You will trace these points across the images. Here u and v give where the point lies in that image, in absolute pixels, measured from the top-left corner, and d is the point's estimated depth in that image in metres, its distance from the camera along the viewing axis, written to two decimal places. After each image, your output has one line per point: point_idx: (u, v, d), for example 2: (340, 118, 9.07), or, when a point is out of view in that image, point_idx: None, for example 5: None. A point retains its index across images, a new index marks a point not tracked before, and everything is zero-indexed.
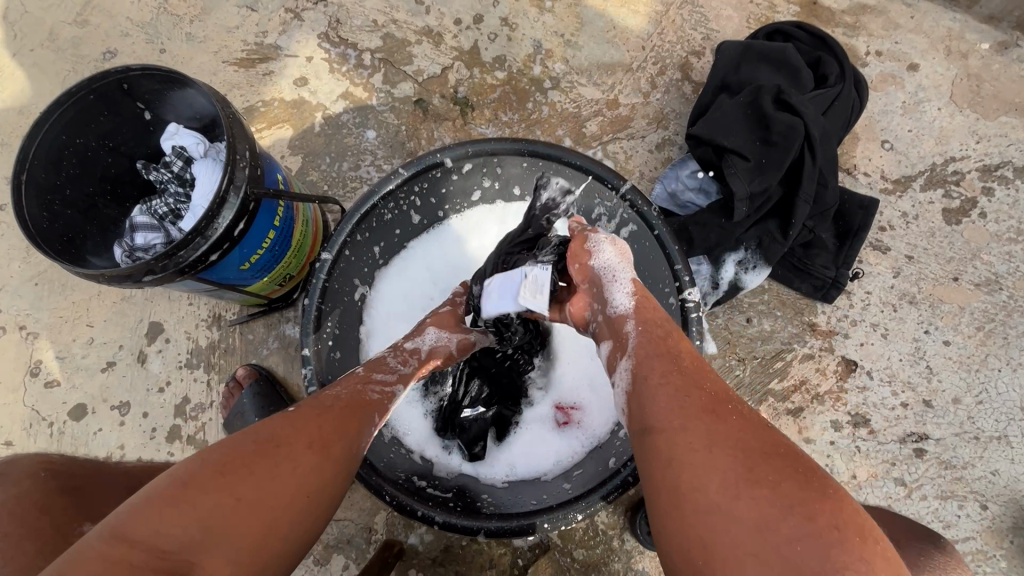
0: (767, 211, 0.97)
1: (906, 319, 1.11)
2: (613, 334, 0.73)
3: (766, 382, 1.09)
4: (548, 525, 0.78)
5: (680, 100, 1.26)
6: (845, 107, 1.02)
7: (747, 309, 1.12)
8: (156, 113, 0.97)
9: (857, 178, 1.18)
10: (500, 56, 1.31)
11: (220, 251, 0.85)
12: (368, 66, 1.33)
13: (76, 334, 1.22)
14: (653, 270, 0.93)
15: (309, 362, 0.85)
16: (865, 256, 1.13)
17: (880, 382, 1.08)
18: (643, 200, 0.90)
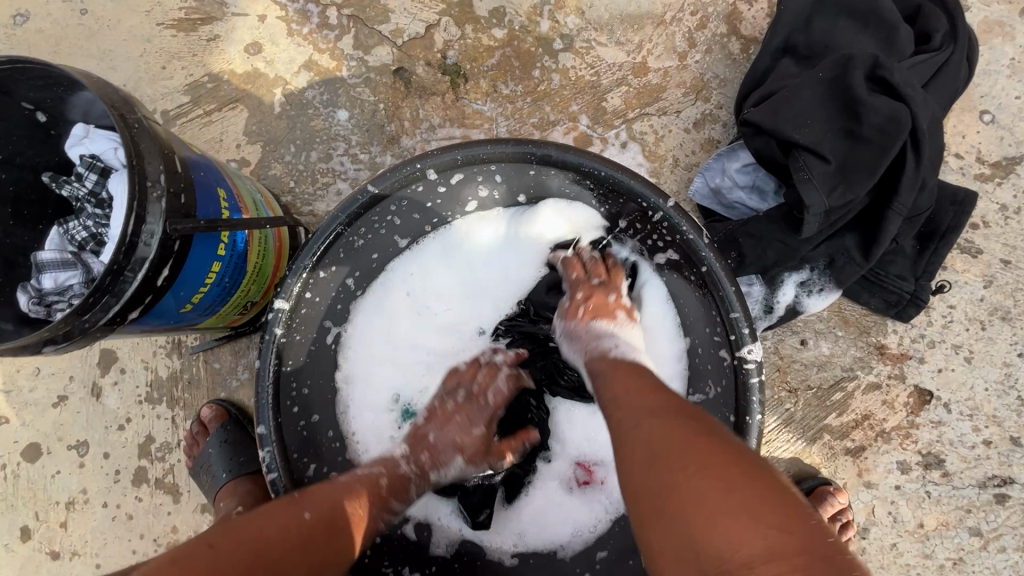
0: (844, 223, 0.75)
1: (997, 339, 0.92)
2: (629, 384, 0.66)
3: (821, 417, 0.92)
4: None
5: (725, 62, 1.00)
6: (952, 79, 0.78)
7: (802, 330, 0.93)
8: (54, 112, 0.76)
9: (947, 161, 0.95)
10: (497, 7, 1.04)
11: (143, 305, 0.66)
12: (336, 25, 1.07)
13: (20, 365, 1.06)
14: (695, 309, 0.72)
15: (266, 442, 0.67)
16: (951, 261, 0.92)
17: (959, 416, 0.91)
18: (687, 220, 0.67)
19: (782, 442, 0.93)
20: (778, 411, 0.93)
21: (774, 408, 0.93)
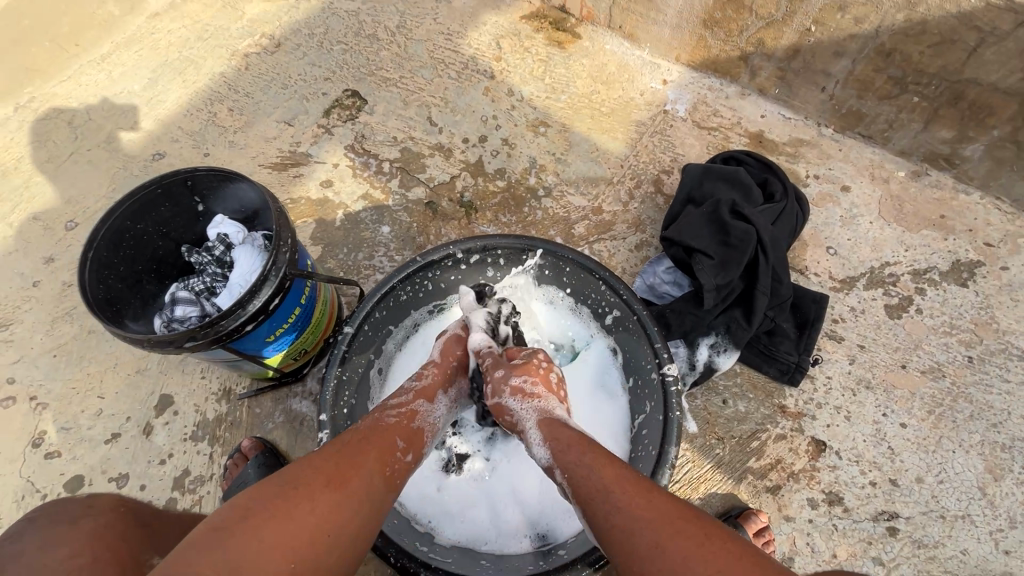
0: (731, 300, 1.14)
1: (865, 403, 1.22)
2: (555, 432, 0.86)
3: (744, 460, 1.17)
4: None
5: (654, 209, 1.47)
6: (790, 218, 1.22)
7: (723, 391, 1.23)
8: (207, 205, 1.12)
9: (809, 277, 1.37)
10: (500, 168, 1.54)
11: (254, 323, 0.96)
12: (387, 173, 1.54)
13: (86, 406, 1.26)
14: (638, 350, 1.05)
15: (325, 427, 0.95)
16: (823, 344, 1.28)
17: (848, 461, 1.17)
18: (626, 288, 1.05)
19: (715, 481, 1.16)
20: (710, 455, 1.17)
21: (707, 451, 1.18)
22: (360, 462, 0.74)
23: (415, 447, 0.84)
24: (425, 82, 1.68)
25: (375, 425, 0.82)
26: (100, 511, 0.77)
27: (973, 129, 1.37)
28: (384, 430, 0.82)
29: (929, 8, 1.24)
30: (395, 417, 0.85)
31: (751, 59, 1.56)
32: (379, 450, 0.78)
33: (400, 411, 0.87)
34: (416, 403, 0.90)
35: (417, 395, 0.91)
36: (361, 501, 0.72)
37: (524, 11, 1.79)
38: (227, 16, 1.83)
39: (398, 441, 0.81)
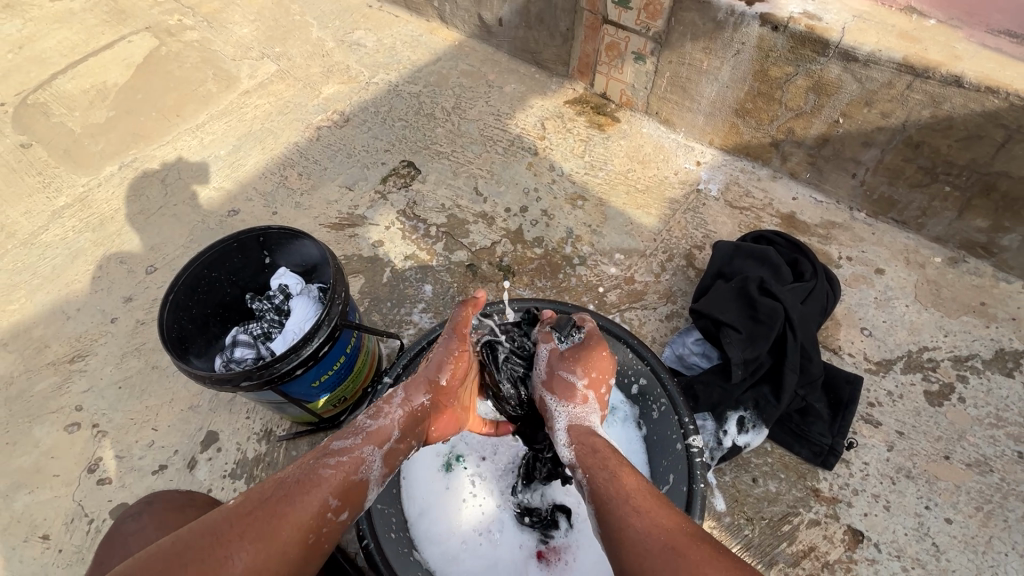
0: (760, 375, 1.17)
1: (906, 493, 1.17)
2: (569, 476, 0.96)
3: (775, 544, 1.13)
4: None
5: (685, 281, 1.52)
6: (820, 298, 1.25)
7: (753, 469, 1.21)
8: (273, 258, 1.24)
9: (843, 357, 1.36)
10: (538, 237, 1.64)
11: (303, 367, 1.04)
12: (433, 236, 1.66)
13: (140, 437, 1.35)
14: (665, 419, 1.07)
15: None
16: (858, 428, 1.25)
17: (889, 555, 1.11)
18: (653, 356, 1.09)
19: (743, 563, 1.12)
20: (739, 536, 1.14)
21: (735, 532, 1.14)
22: (273, 531, 0.75)
23: (350, 503, 0.84)
24: (473, 156, 1.84)
25: (309, 479, 0.82)
26: (198, 504, 1.02)
27: (1009, 220, 1.38)
28: (314, 489, 0.81)
29: (953, 106, 1.30)
30: (331, 471, 0.84)
31: (782, 146, 1.64)
32: (305, 513, 0.79)
33: (341, 462, 0.86)
34: (362, 450, 0.88)
35: (366, 440, 0.89)
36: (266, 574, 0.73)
37: (567, 97, 1.97)
38: (306, 94, 2.09)
39: (331, 500, 0.82)
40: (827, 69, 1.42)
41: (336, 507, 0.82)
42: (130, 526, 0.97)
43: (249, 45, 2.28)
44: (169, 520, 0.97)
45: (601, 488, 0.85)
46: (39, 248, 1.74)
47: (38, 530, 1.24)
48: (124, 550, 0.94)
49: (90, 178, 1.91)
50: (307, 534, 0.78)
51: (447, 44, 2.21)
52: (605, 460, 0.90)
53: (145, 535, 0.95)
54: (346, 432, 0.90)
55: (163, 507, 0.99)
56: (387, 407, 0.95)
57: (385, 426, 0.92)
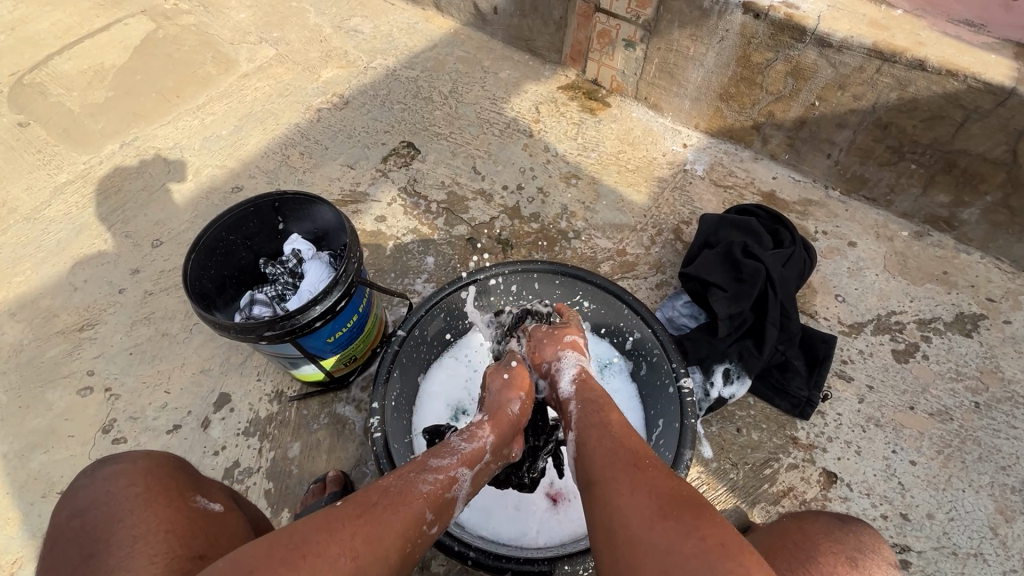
0: (744, 331, 1.28)
1: (875, 439, 1.28)
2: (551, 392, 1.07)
3: (757, 486, 1.23)
4: (568, 567, 0.92)
5: (674, 253, 1.62)
6: (798, 262, 1.35)
7: (737, 420, 1.31)
8: (286, 225, 1.30)
9: (819, 320, 1.47)
10: (535, 213, 1.72)
11: (322, 320, 1.12)
12: (434, 212, 1.73)
13: (153, 399, 1.40)
14: (659, 367, 1.16)
15: (377, 413, 1.09)
16: (833, 383, 1.36)
17: (859, 494, 1.22)
18: (647, 311, 1.18)
19: (728, 503, 1.21)
20: (725, 479, 1.24)
21: (721, 476, 1.24)
22: (380, 539, 0.75)
23: (442, 519, 0.84)
24: (471, 138, 1.91)
25: (410, 489, 0.82)
26: (153, 456, 0.96)
27: (968, 194, 1.50)
28: (416, 502, 0.81)
29: (918, 89, 1.42)
30: (431, 485, 0.85)
31: (763, 128, 1.75)
32: (423, 497, 0.83)
33: (444, 443, 0.94)
34: (457, 471, 0.89)
35: (460, 461, 0.90)
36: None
37: (560, 83, 2.05)
38: (306, 78, 2.14)
39: (428, 515, 0.82)
40: (805, 54, 1.53)
41: (445, 486, 0.88)
42: (80, 478, 0.91)
43: (248, 30, 2.32)
44: (119, 470, 0.91)
45: (586, 419, 0.92)
46: (43, 223, 1.76)
47: (55, 487, 1.29)
48: (74, 501, 0.89)
49: (91, 156, 1.93)
50: (407, 545, 0.78)
51: (443, 31, 2.28)
52: (589, 402, 0.96)
53: (95, 485, 0.89)
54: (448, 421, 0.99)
55: (114, 459, 0.94)
56: (479, 429, 0.97)
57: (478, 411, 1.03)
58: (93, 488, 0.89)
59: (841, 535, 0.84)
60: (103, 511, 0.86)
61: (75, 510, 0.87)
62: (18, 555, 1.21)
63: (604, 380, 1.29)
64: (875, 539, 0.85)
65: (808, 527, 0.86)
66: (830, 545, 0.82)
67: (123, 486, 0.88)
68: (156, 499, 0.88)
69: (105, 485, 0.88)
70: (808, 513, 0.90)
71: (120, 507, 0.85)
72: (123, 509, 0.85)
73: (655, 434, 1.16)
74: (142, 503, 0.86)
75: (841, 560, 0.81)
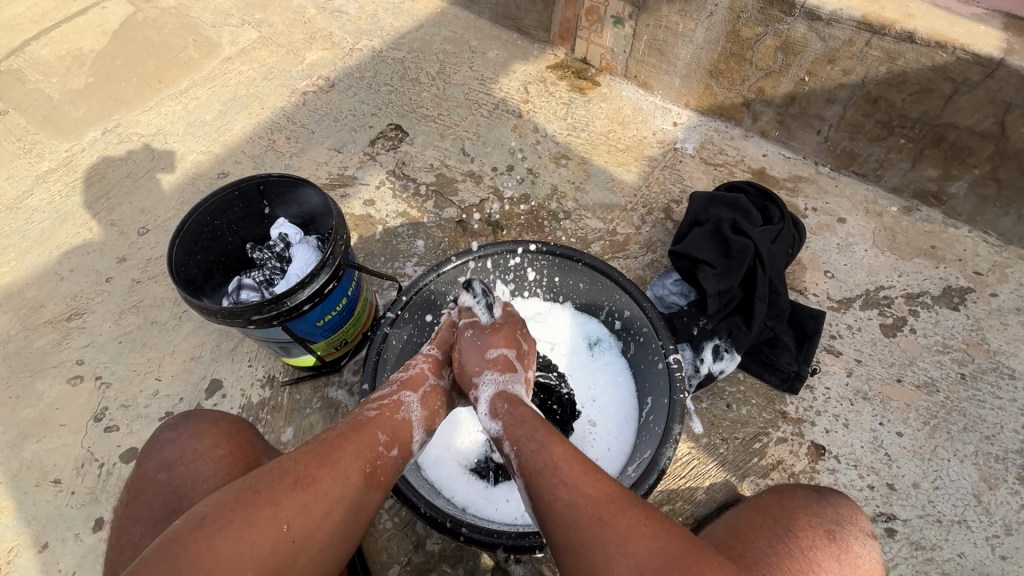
0: (733, 308, 1.29)
1: (862, 412, 1.30)
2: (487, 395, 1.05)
3: (747, 460, 1.24)
4: None
5: (664, 233, 1.61)
6: (787, 238, 1.35)
7: (727, 396, 1.32)
8: (272, 209, 1.29)
9: (808, 296, 1.48)
10: (525, 194, 1.71)
11: (310, 304, 1.12)
12: (423, 195, 1.71)
13: (144, 387, 1.39)
14: (648, 345, 1.17)
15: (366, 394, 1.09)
16: (821, 357, 1.37)
17: (847, 465, 1.24)
18: (636, 289, 1.18)
19: (718, 477, 1.23)
20: (715, 454, 1.25)
21: (711, 451, 1.26)
22: (333, 460, 0.83)
23: (398, 440, 0.93)
24: (459, 119, 1.89)
25: (357, 420, 0.91)
26: (228, 419, 0.94)
27: (957, 168, 1.50)
28: (366, 427, 0.90)
29: (907, 62, 1.41)
30: (377, 411, 0.94)
31: (753, 105, 1.74)
32: (360, 449, 0.87)
33: (384, 404, 0.96)
34: (402, 394, 0.99)
35: (404, 388, 1.00)
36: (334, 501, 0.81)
37: (549, 62, 2.02)
38: (290, 60, 2.10)
39: (381, 437, 0.90)
40: (794, 29, 1.52)
41: (385, 443, 0.90)
42: (168, 433, 0.90)
43: (229, 12, 2.26)
44: (203, 430, 0.90)
45: (533, 464, 0.86)
46: (26, 213, 1.74)
47: (49, 475, 1.29)
48: (161, 454, 0.87)
49: (72, 144, 1.90)
50: (364, 465, 0.86)
51: (429, 11, 2.24)
52: (531, 431, 0.91)
53: (183, 441, 0.88)
54: (387, 384, 1.02)
55: (197, 420, 0.91)
56: (413, 361, 1.08)
57: (417, 374, 1.04)
58: (182, 444, 0.87)
59: (816, 507, 0.88)
60: (188, 471, 0.84)
61: (162, 465, 0.86)
62: (14, 543, 1.22)
63: (594, 358, 1.29)
64: (848, 511, 0.89)
65: (790, 502, 0.88)
66: (807, 519, 0.86)
67: (208, 447, 0.87)
68: (241, 465, 0.86)
69: (194, 444, 0.87)
70: (787, 488, 0.92)
71: (204, 469, 0.84)
72: (205, 470, 0.84)
73: (645, 411, 1.17)
74: (224, 469, 0.85)
75: (820, 532, 0.84)
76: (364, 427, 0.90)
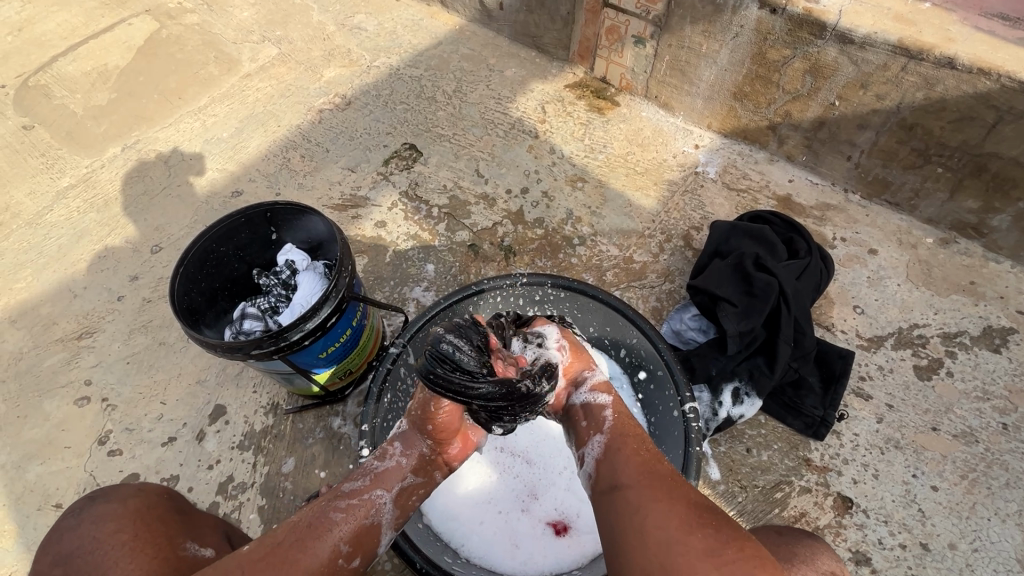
0: (754, 348, 1.24)
1: (894, 462, 1.21)
2: (590, 416, 0.95)
3: (767, 510, 1.17)
4: None
5: (683, 261, 1.55)
6: (814, 274, 1.28)
7: (747, 440, 1.25)
8: (280, 235, 1.27)
9: (836, 334, 1.40)
10: (539, 218, 1.66)
11: (311, 338, 1.09)
12: (435, 217, 1.69)
13: (148, 410, 1.38)
14: (661, 387, 1.13)
15: (365, 437, 1.07)
16: (849, 401, 1.29)
17: (876, 521, 1.15)
18: (651, 327, 1.14)
19: None
20: (733, 503, 1.18)
21: (729, 499, 1.19)
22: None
23: (362, 549, 0.85)
24: (474, 139, 1.86)
25: (320, 524, 0.83)
26: (146, 493, 0.90)
27: (999, 200, 1.41)
28: (326, 533, 0.82)
29: (947, 88, 1.33)
30: (342, 513, 0.86)
31: (779, 129, 1.67)
32: (317, 560, 0.79)
33: (352, 504, 0.87)
34: (373, 493, 0.90)
35: (375, 484, 0.91)
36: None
37: (567, 81, 1.98)
38: (308, 77, 2.10)
39: (343, 546, 0.83)
40: (824, 51, 1.45)
41: (347, 552, 0.83)
42: (68, 520, 0.84)
43: (250, 29, 2.28)
44: (108, 513, 0.84)
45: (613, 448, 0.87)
46: (45, 229, 1.76)
47: (51, 499, 1.29)
48: (58, 547, 0.82)
49: (93, 159, 1.92)
50: None
51: (448, 28, 2.22)
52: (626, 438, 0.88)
53: (83, 529, 0.82)
54: (355, 476, 0.93)
55: (104, 497, 0.86)
56: (390, 448, 0.97)
57: (393, 469, 0.94)
58: (83, 531, 0.82)
59: (769, 544, 0.84)
60: (89, 562, 0.78)
61: (59, 558, 0.80)
62: (14, 568, 1.21)
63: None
64: (806, 549, 0.82)
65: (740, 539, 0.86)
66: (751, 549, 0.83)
67: (111, 532, 0.81)
68: (144, 547, 0.80)
69: (93, 530, 0.81)
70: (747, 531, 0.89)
71: (103, 558, 0.78)
72: (107, 560, 0.78)
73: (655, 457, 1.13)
74: (126, 553, 0.79)
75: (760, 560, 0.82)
76: (325, 528, 0.83)
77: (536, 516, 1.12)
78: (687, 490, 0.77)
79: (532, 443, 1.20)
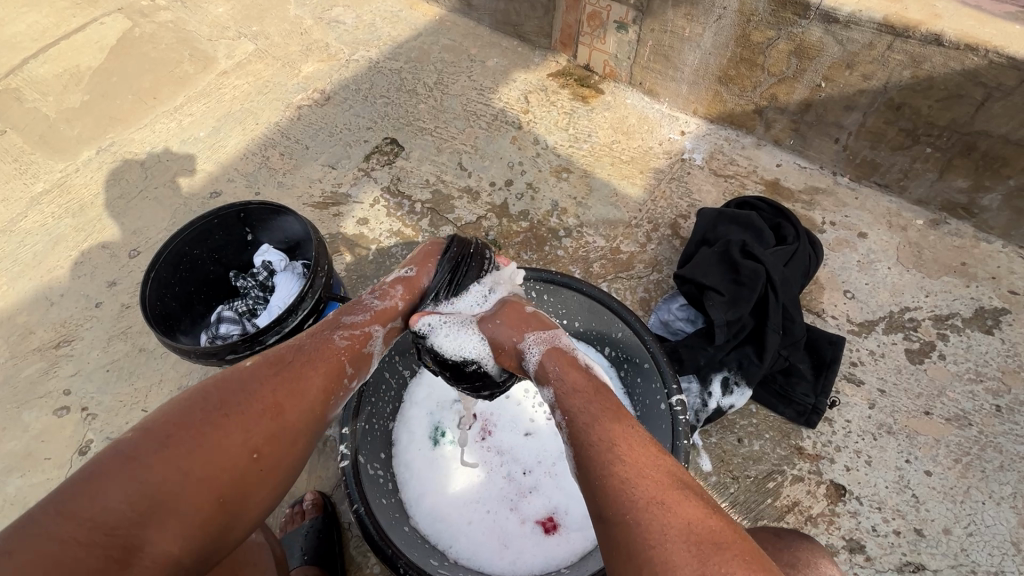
0: (743, 337, 1.21)
1: (887, 448, 1.20)
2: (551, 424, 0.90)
3: (760, 501, 1.15)
4: None
5: (671, 250, 1.53)
6: (802, 259, 1.26)
7: (738, 430, 1.23)
8: (256, 235, 1.24)
9: (826, 319, 1.38)
10: (524, 210, 1.63)
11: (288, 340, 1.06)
12: (418, 213, 1.65)
13: (129, 419, 1.35)
14: (649, 379, 1.10)
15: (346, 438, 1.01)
16: (841, 387, 1.27)
17: (870, 508, 1.14)
18: (635, 318, 1.11)
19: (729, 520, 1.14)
20: (725, 494, 1.17)
21: (721, 490, 1.17)
22: (301, 391, 0.85)
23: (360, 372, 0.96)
24: (457, 132, 1.82)
25: (322, 351, 0.90)
26: None
27: (989, 179, 1.39)
28: (329, 357, 0.91)
29: (934, 66, 1.31)
30: (344, 340, 0.94)
31: (765, 112, 1.64)
32: (324, 381, 0.89)
33: (353, 334, 0.95)
34: (372, 328, 0.98)
35: (373, 319, 0.98)
36: (297, 430, 0.84)
37: (550, 69, 1.94)
38: (286, 73, 2.05)
39: (346, 368, 0.93)
40: (809, 32, 1.42)
41: (348, 373, 0.93)
42: None
43: (226, 25, 2.23)
44: None
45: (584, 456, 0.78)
46: (19, 236, 1.72)
47: None
48: None
49: (67, 163, 1.88)
50: (327, 395, 0.89)
51: (428, 19, 2.17)
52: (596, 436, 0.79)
53: None
54: (355, 309, 0.98)
55: None
56: (391, 290, 1.03)
57: (391, 308, 1.01)
58: None
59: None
60: None
61: None
62: None
63: None
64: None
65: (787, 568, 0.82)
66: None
67: None
68: None
69: None
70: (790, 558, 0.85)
71: None
72: None
73: None
74: None
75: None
76: (328, 356, 0.91)
77: (525, 515, 1.10)
78: (681, 493, 0.71)
79: (519, 440, 1.19)
